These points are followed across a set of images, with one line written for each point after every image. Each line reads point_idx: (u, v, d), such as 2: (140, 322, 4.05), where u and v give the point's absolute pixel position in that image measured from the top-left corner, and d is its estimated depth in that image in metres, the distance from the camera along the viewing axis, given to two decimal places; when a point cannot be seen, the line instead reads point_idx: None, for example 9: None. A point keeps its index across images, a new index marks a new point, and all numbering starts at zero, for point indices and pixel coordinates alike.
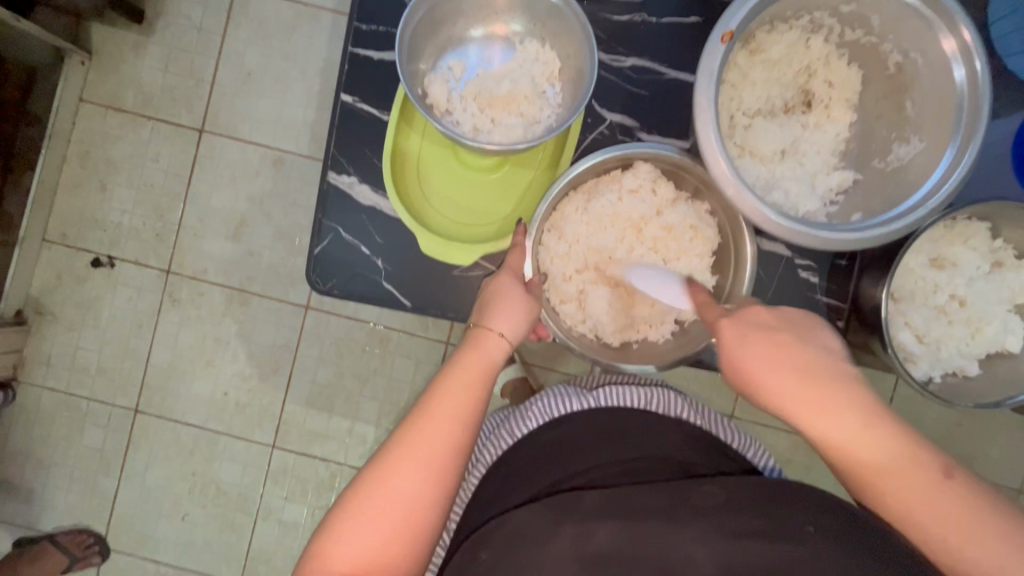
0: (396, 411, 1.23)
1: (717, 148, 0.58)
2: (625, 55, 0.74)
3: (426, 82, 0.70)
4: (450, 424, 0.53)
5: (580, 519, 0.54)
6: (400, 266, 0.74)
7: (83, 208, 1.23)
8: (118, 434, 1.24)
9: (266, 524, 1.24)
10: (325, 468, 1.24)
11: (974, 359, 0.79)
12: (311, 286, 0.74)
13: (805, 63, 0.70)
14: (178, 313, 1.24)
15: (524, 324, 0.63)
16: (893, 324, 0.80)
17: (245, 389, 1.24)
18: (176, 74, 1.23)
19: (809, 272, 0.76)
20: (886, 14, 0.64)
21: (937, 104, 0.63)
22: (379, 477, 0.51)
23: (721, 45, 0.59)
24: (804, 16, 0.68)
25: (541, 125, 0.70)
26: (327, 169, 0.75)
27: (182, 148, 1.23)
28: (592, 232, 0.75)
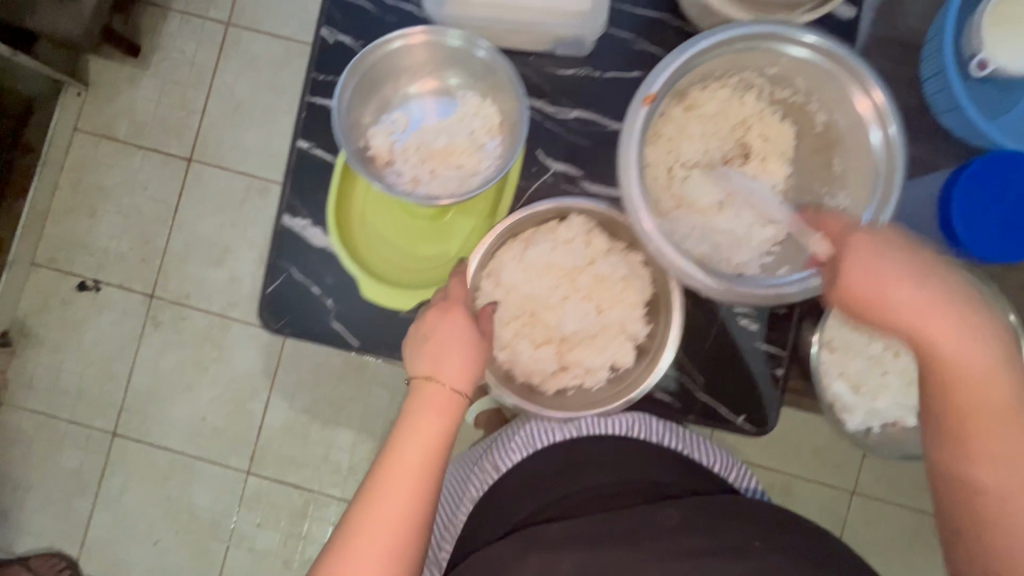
0: (372, 438, 1.23)
1: (645, 207, 0.60)
2: (570, 108, 0.73)
3: (369, 134, 0.71)
4: (401, 502, 0.54)
5: (547, 548, 0.60)
6: (350, 307, 0.74)
7: (72, 233, 1.26)
8: (95, 456, 1.25)
9: (238, 551, 1.24)
10: (299, 495, 1.24)
11: (911, 409, 0.78)
12: (262, 324, 0.74)
13: (737, 119, 0.69)
14: (159, 337, 1.25)
15: (473, 372, 0.61)
16: (828, 374, 0.76)
17: (222, 414, 1.25)
18: (168, 105, 1.27)
19: (750, 319, 0.73)
20: (811, 78, 0.65)
21: (863, 164, 0.64)
22: (338, 564, 0.53)
23: (643, 109, 0.61)
24: (734, 76, 0.68)
25: (480, 175, 0.71)
26: (281, 212, 0.75)
27: (170, 176, 1.26)
28: (529, 280, 0.73)
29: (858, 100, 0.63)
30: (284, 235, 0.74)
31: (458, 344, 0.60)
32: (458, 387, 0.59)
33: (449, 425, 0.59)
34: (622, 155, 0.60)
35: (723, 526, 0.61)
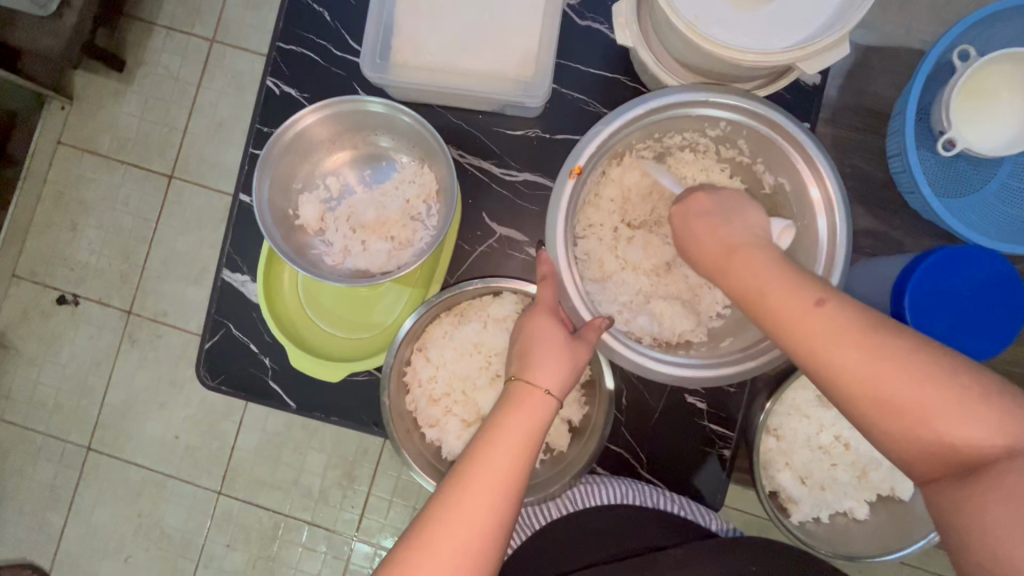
0: (343, 465, 1.22)
1: (569, 276, 0.64)
2: (517, 170, 0.76)
3: (299, 203, 0.75)
4: (493, 500, 0.49)
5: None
6: (284, 368, 0.77)
7: (53, 246, 1.27)
8: (69, 470, 1.25)
9: (207, 571, 1.24)
10: (270, 517, 1.23)
11: (864, 501, 0.76)
12: (199, 379, 0.77)
13: (686, 178, 0.74)
14: (136, 354, 1.25)
15: (572, 380, 0.58)
16: (772, 465, 0.77)
17: (195, 433, 1.25)
18: (150, 121, 1.26)
19: (696, 398, 0.75)
20: (752, 138, 0.68)
21: (807, 237, 0.67)
22: (419, 558, 0.46)
23: (569, 181, 0.64)
24: (678, 136, 0.71)
25: (410, 248, 0.73)
26: (222, 266, 0.79)
27: (151, 193, 1.26)
28: (458, 359, 0.74)
29: (802, 164, 0.65)
30: (223, 291, 0.78)
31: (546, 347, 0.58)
32: (553, 389, 0.56)
33: (538, 427, 0.54)
34: (547, 238, 0.64)
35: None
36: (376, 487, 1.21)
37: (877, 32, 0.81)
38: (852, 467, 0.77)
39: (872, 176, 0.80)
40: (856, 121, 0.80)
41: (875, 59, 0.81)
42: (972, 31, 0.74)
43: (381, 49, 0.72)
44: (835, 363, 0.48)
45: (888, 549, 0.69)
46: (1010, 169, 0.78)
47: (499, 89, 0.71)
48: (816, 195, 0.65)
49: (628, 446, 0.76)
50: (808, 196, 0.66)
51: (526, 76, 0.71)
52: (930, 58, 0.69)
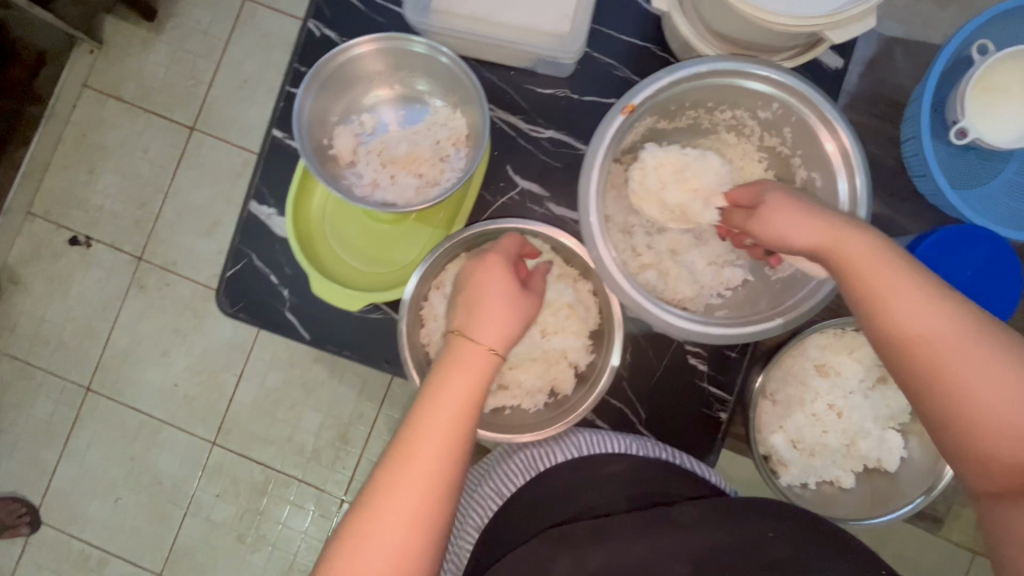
0: (337, 425, 1.24)
1: (597, 234, 0.65)
2: (544, 127, 0.78)
3: (334, 133, 0.77)
4: (438, 460, 0.52)
5: (576, 546, 0.59)
6: (306, 300, 0.79)
7: (69, 188, 1.28)
8: (67, 408, 1.26)
9: (195, 519, 1.25)
10: (260, 471, 1.25)
11: (850, 471, 0.77)
12: (218, 306, 0.79)
13: (724, 158, 0.75)
14: (143, 300, 1.27)
15: (516, 334, 0.60)
16: (765, 426, 0.79)
17: (195, 382, 1.26)
18: (177, 72, 1.28)
19: (698, 359, 0.77)
20: (796, 127, 0.69)
21: (829, 214, 0.67)
22: (369, 521, 0.50)
23: (619, 117, 0.65)
24: (728, 112, 0.72)
25: (436, 187, 0.75)
26: (249, 198, 0.80)
27: (171, 143, 1.27)
28: None
29: (826, 135, 0.66)
30: (248, 221, 0.79)
31: (493, 302, 0.60)
32: (495, 345, 0.58)
33: (481, 381, 0.57)
34: (583, 165, 0.65)
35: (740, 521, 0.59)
36: (368, 450, 1.23)
37: (902, 29, 0.83)
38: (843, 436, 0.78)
39: (885, 166, 0.82)
40: (874, 112, 0.82)
41: (898, 56, 0.83)
42: (991, 26, 0.76)
43: None
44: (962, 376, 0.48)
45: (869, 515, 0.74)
46: (1016, 165, 0.81)
47: (537, 43, 0.73)
48: (830, 150, 0.66)
49: (628, 402, 0.78)
50: (823, 154, 0.67)
51: (562, 31, 0.73)
52: (951, 46, 0.72)
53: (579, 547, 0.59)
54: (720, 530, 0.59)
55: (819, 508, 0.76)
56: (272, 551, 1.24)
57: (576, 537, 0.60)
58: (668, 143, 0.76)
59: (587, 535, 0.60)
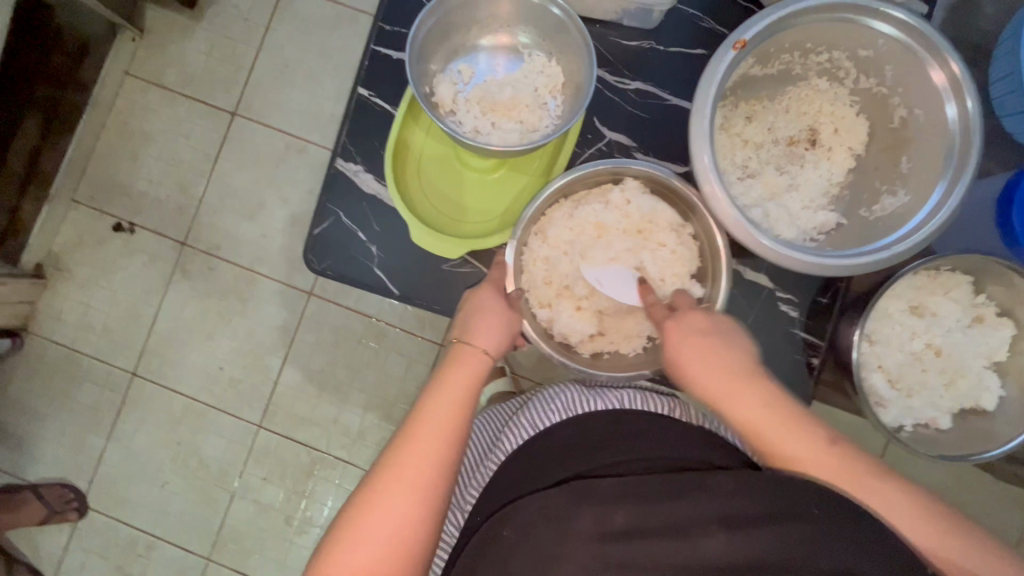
0: (384, 405, 1.25)
1: (711, 169, 0.65)
2: (631, 79, 0.79)
3: (434, 82, 0.77)
4: (438, 447, 0.57)
5: (597, 500, 0.55)
6: (395, 256, 0.80)
7: (112, 175, 1.29)
8: (114, 394, 1.27)
9: (242, 502, 1.26)
10: (307, 453, 1.25)
11: (946, 412, 0.81)
12: (306, 263, 0.79)
13: (812, 104, 0.77)
14: (187, 285, 1.28)
15: (506, 336, 0.68)
16: (867, 365, 0.82)
17: (240, 366, 1.27)
18: (218, 58, 1.29)
19: (789, 306, 0.80)
20: (900, 64, 0.69)
21: (935, 146, 0.69)
22: (372, 505, 0.54)
23: (732, 52, 0.66)
24: (825, 54, 0.73)
25: (537, 133, 0.76)
26: (335, 155, 0.81)
27: (214, 128, 1.28)
28: (577, 241, 0.77)
29: (933, 66, 0.66)
30: (335, 178, 0.80)
31: (488, 312, 0.67)
32: (489, 349, 0.65)
33: (478, 382, 0.63)
34: (696, 101, 0.67)
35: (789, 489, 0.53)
36: None
37: None
38: (942, 374, 0.82)
39: None
40: None
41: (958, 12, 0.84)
42: None
43: None
44: (856, 496, 0.55)
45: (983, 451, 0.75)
46: None
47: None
48: (938, 80, 0.66)
49: None
50: (927, 84, 0.68)
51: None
52: None
53: (602, 500, 0.55)
54: (766, 499, 0.52)
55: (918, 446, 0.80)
56: (319, 533, 1.25)
57: (597, 493, 0.56)
58: (757, 91, 0.77)
59: (612, 489, 0.56)
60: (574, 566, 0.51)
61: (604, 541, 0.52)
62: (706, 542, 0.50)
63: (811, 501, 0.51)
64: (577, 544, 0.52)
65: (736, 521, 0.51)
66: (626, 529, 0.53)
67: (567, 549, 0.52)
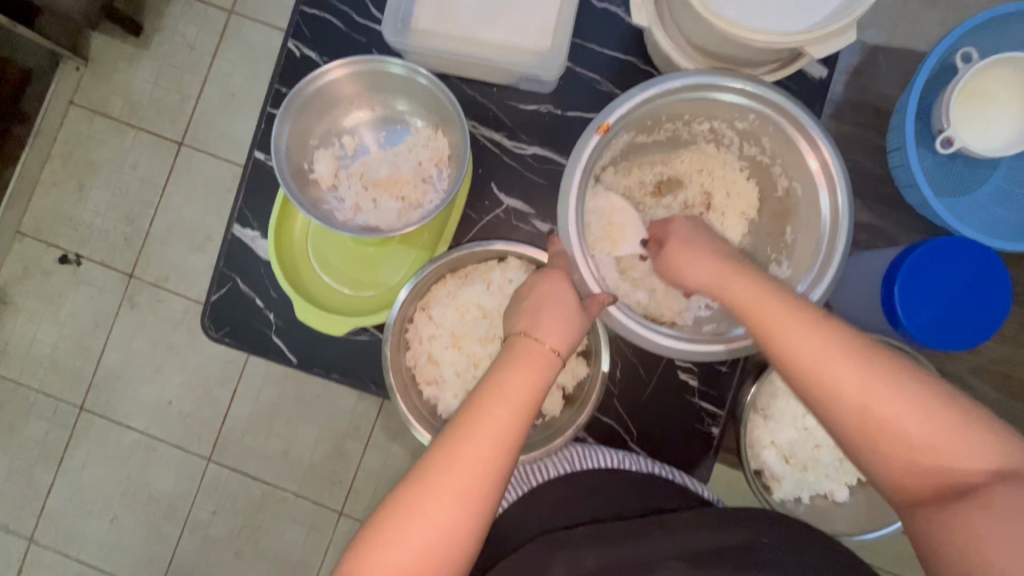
0: (334, 438, 1.23)
1: (578, 252, 0.66)
2: (527, 144, 0.78)
3: (314, 157, 0.77)
4: (492, 454, 0.51)
5: (569, 551, 0.59)
6: (290, 324, 0.79)
7: (58, 206, 1.27)
8: (62, 427, 1.26)
9: (191, 536, 1.25)
10: (257, 487, 1.24)
11: (843, 484, 0.80)
12: (203, 330, 0.79)
13: (705, 168, 0.75)
14: (135, 317, 1.26)
15: (573, 330, 0.60)
16: (759, 442, 0.81)
17: (189, 399, 1.26)
18: (164, 88, 1.27)
19: (689, 375, 0.78)
20: (775, 138, 0.69)
21: (813, 225, 0.68)
22: (422, 504, 0.49)
23: (596, 136, 0.66)
24: (706, 123, 0.72)
25: (419, 209, 0.75)
26: (233, 220, 0.80)
27: (160, 158, 1.27)
28: (460, 319, 0.76)
29: (806, 147, 0.66)
30: (232, 245, 0.79)
31: (562, 306, 0.60)
32: (558, 348, 0.58)
33: (541, 380, 0.57)
34: (562, 186, 0.66)
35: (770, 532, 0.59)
36: (365, 463, 1.22)
37: (883, 35, 0.85)
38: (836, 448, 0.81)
39: (872, 172, 0.83)
40: (861, 119, 0.83)
41: (879, 63, 0.84)
42: (973, 34, 0.77)
43: (403, 15, 0.74)
44: (899, 432, 0.47)
45: (868, 530, 0.75)
46: (1005, 173, 0.82)
47: (517, 62, 0.73)
48: (814, 166, 0.66)
49: (618, 418, 0.79)
50: (807, 170, 0.68)
51: (543, 49, 0.73)
52: (931, 61, 0.73)
53: (573, 547, 0.60)
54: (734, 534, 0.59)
55: (815, 522, 0.79)
56: (270, 567, 1.24)
57: (567, 543, 0.60)
58: (649, 155, 0.76)
59: (581, 536, 0.61)
60: None
61: None
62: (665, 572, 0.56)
63: (755, 534, 0.58)
64: None
65: (691, 556, 0.56)
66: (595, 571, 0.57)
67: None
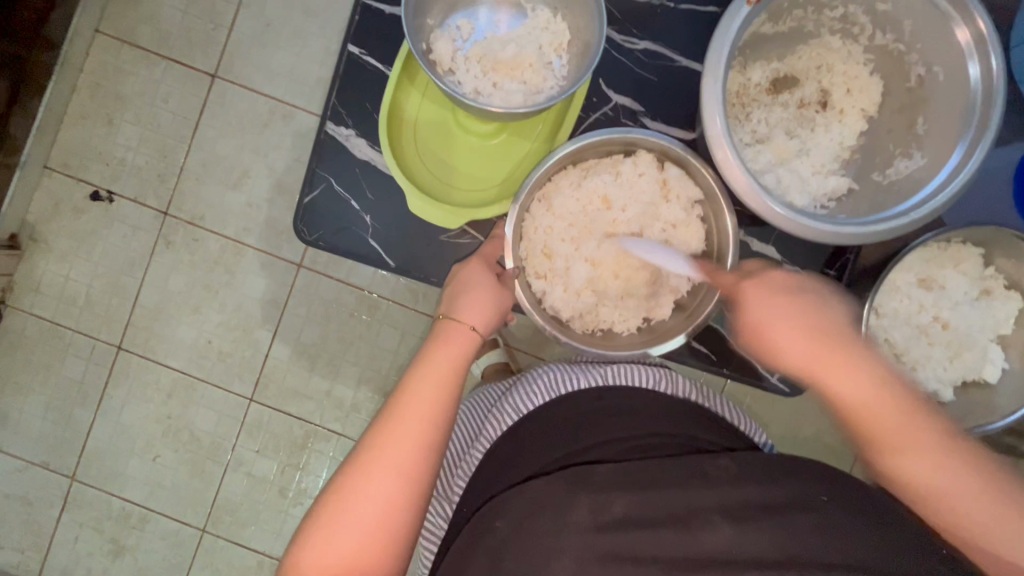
0: (378, 378, 1.23)
1: (723, 135, 0.68)
2: (638, 38, 0.82)
3: (431, 38, 0.76)
4: (421, 427, 0.60)
5: (596, 490, 0.61)
6: (387, 225, 0.83)
7: (87, 140, 1.23)
8: (100, 367, 1.24)
9: (234, 475, 1.25)
10: (300, 426, 1.24)
11: (949, 384, 0.84)
12: (298, 233, 0.82)
13: (826, 61, 0.81)
14: (172, 256, 1.24)
15: (492, 308, 0.71)
16: (875, 338, 0.84)
17: (229, 339, 1.24)
18: (195, 16, 1.22)
19: (796, 280, 0.84)
20: (920, 19, 0.74)
21: (958, 101, 0.73)
22: (362, 481, 0.57)
23: (744, 9, 0.70)
24: (839, 9, 0.78)
25: (541, 94, 0.76)
26: (326, 118, 0.83)
27: (193, 92, 1.22)
28: (580, 208, 0.82)
29: (960, 25, 0.71)
30: (327, 141, 0.82)
31: (478, 289, 0.71)
32: (476, 325, 0.69)
33: (463, 355, 0.67)
34: (709, 58, 0.70)
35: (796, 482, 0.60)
36: None
37: None
38: (948, 347, 0.84)
39: None
40: None
41: None
42: None
43: None
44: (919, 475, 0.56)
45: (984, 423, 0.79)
46: None
47: None
48: (964, 37, 0.71)
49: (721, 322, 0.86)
50: (952, 49, 0.73)
51: None
52: None
53: (601, 491, 0.61)
54: (766, 486, 0.60)
55: None
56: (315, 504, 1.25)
57: (596, 482, 0.62)
58: (770, 50, 0.80)
59: (604, 480, 0.62)
60: (569, 556, 0.56)
61: (602, 529, 0.58)
62: (702, 525, 0.57)
63: (816, 491, 0.58)
64: (576, 528, 0.58)
65: (735, 512, 0.58)
66: (620, 518, 0.58)
67: (568, 537, 0.57)
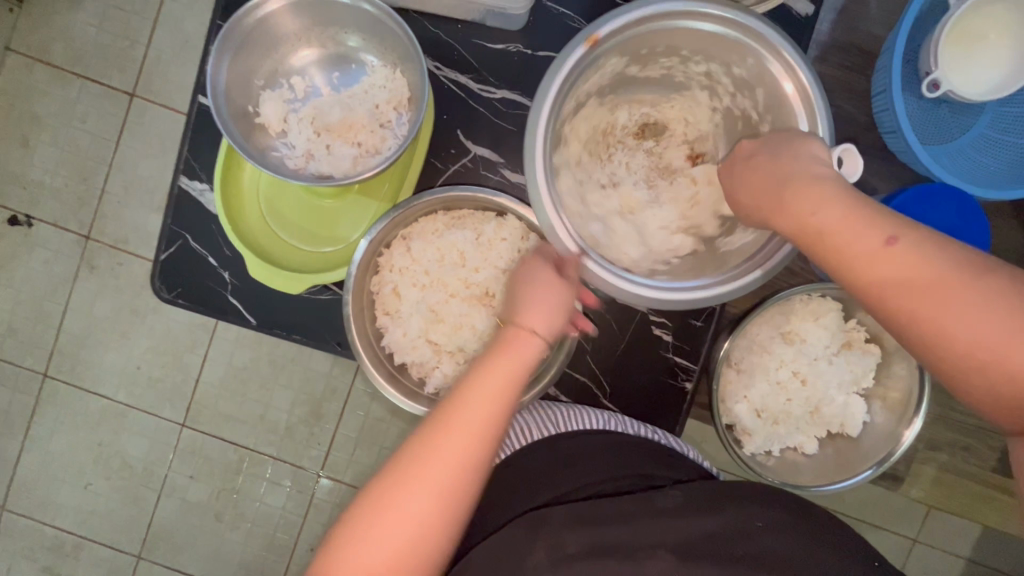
0: (310, 401, 1.22)
1: (542, 196, 0.66)
2: (495, 87, 0.83)
3: (261, 101, 0.81)
4: (471, 441, 0.54)
5: (554, 529, 0.57)
6: (243, 280, 0.86)
7: (3, 163, 1.19)
8: (25, 395, 1.22)
9: (169, 500, 1.24)
10: (233, 451, 1.23)
11: (813, 437, 0.85)
12: (157, 290, 0.86)
13: (688, 115, 0.80)
14: (95, 282, 1.20)
15: (562, 317, 0.65)
16: (731, 397, 0.84)
17: (158, 364, 1.22)
18: (110, 32, 1.17)
19: (664, 330, 0.84)
20: (757, 72, 0.68)
21: None
22: (400, 492, 0.52)
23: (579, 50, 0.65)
24: (702, 64, 0.72)
25: (366, 156, 0.80)
26: (181, 173, 0.86)
27: (111, 112, 1.18)
28: (439, 260, 0.80)
29: (782, 74, 0.66)
30: (180, 197, 0.86)
31: (546, 294, 0.64)
32: (536, 331, 0.63)
33: (520, 372, 0.60)
34: (530, 119, 0.66)
35: (738, 510, 0.59)
36: (343, 426, 1.22)
37: None
38: (807, 404, 0.84)
39: (857, 120, 0.83)
40: (845, 61, 0.83)
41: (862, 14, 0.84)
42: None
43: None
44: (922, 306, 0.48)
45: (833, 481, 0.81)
46: (990, 118, 0.81)
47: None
48: (790, 90, 0.66)
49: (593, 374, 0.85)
50: (782, 96, 0.67)
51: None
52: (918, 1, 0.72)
53: (559, 529, 0.58)
54: (712, 516, 0.58)
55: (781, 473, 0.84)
56: (251, 527, 1.24)
57: (552, 522, 0.58)
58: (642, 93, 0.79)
59: (566, 517, 0.59)
60: None
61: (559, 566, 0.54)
62: (652, 553, 0.55)
63: (752, 517, 0.58)
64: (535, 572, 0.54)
65: (682, 542, 0.56)
66: (577, 556, 0.55)
67: None
